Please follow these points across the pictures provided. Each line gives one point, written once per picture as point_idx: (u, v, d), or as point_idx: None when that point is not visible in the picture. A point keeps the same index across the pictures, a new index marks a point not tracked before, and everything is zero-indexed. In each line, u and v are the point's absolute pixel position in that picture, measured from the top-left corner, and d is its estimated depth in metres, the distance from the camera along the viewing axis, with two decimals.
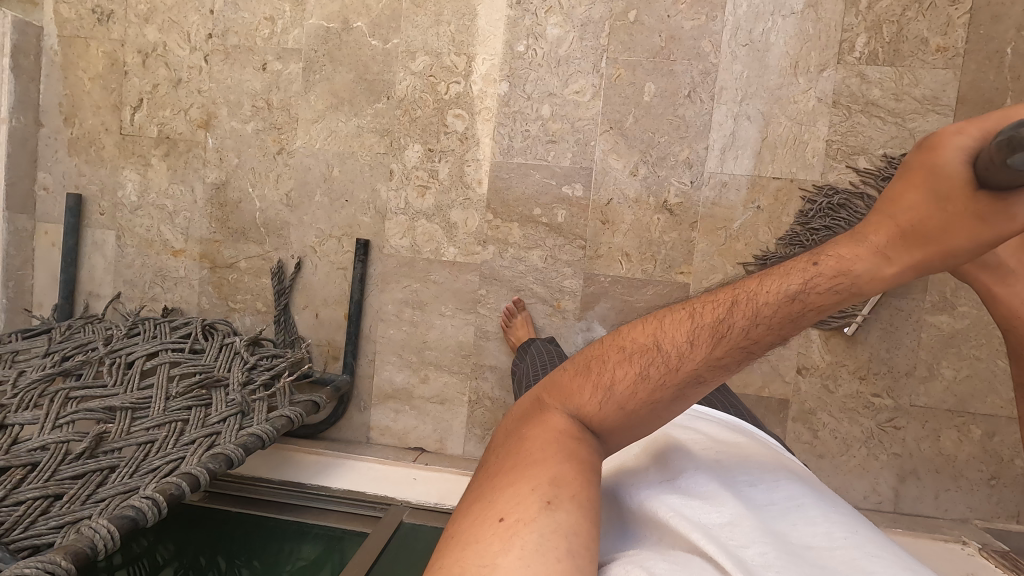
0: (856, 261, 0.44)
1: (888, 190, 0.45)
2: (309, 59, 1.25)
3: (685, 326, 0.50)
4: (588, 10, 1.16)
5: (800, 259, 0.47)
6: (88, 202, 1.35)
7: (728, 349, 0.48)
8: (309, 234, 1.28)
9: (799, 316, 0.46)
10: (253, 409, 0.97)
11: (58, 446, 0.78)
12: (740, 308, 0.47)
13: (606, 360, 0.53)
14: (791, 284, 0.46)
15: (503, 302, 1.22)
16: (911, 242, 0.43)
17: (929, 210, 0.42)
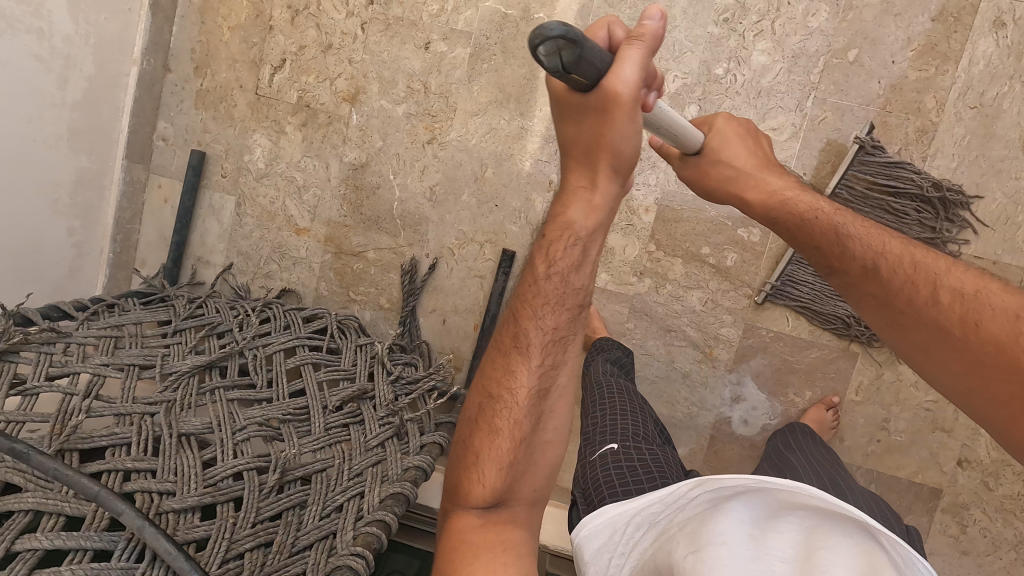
0: (567, 213, 0.63)
1: (564, 141, 0.59)
2: (478, 45, 1.14)
3: (501, 363, 0.68)
4: (804, 42, 1.05)
5: (539, 264, 0.66)
6: (211, 161, 1.25)
7: (536, 353, 0.67)
8: (449, 235, 1.19)
9: (568, 286, 0.66)
10: (408, 432, 0.89)
11: (252, 475, 0.72)
12: (527, 321, 0.67)
13: (479, 436, 0.67)
14: (541, 273, 0.66)
15: (650, 340, 1.16)
16: (584, 159, 0.59)
17: (582, 135, 0.56)
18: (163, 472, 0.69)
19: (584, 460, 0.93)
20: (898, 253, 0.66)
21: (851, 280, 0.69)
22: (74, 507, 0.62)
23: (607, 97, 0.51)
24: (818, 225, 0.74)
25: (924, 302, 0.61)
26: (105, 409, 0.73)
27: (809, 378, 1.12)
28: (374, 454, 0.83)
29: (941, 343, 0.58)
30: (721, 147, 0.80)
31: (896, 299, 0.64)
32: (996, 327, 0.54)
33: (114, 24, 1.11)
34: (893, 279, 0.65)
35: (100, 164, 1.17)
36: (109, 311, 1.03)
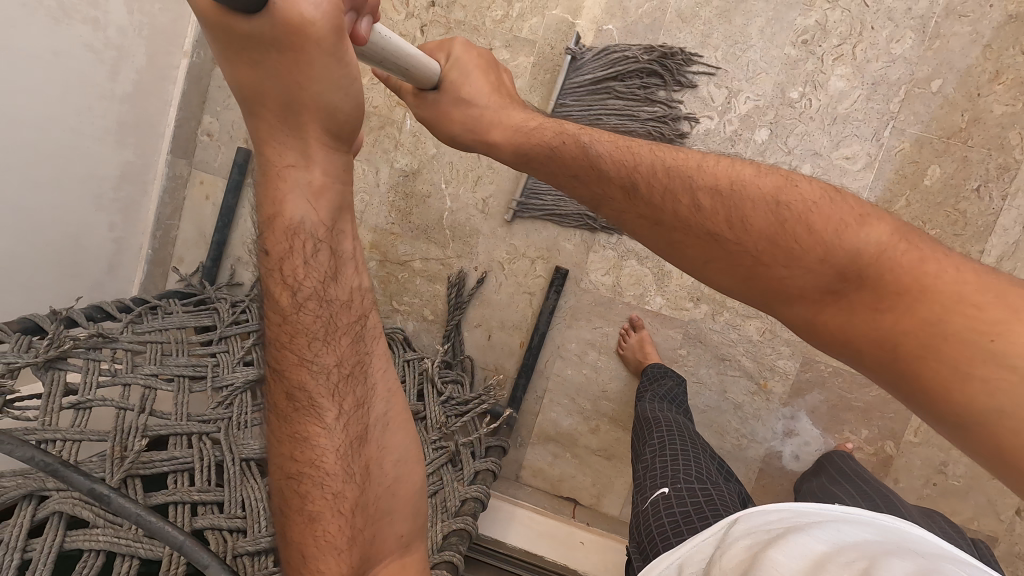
0: (285, 199, 0.54)
1: (256, 102, 0.51)
2: (542, 55, 1.10)
3: (284, 427, 0.56)
4: (885, 69, 1.01)
5: (281, 301, 0.56)
6: (256, 159, 1.22)
7: (328, 404, 0.55)
8: (499, 248, 1.15)
9: (328, 297, 0.56)
10: (461, 459, 0.87)
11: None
12: (298, 371, 0.55)
13: (297, 516, 0.54)
14: (291, 302, 0.55)
15: (703, 368, 1.12)
16: (284, 115, 0.52)
17: (279, 81, 0.49)
18: (230, 505, 0.64)
19: (636, 509, 0.88)
20: (642, 160, 0.62)
21: (616, 204, 0.63)
22: (147, 549, 0.56)
23: (294, 27, 0.46)
24: (568, 150, 0.67)
25: (687, 211, 0.57)
26: (163, 429, 0.69)
27: (867, 416, 1.08)
28: (430, 483, 0.81)
29: (721, 251, 0.55)
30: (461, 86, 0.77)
31: (664, 215, 0.58)
32: (762, 224, 0.53)
33: (168, 15, 1.08)
34: (670, 192, 0.58)
35: (145, 158, 1.14)
36: (152, 313, 0.99)
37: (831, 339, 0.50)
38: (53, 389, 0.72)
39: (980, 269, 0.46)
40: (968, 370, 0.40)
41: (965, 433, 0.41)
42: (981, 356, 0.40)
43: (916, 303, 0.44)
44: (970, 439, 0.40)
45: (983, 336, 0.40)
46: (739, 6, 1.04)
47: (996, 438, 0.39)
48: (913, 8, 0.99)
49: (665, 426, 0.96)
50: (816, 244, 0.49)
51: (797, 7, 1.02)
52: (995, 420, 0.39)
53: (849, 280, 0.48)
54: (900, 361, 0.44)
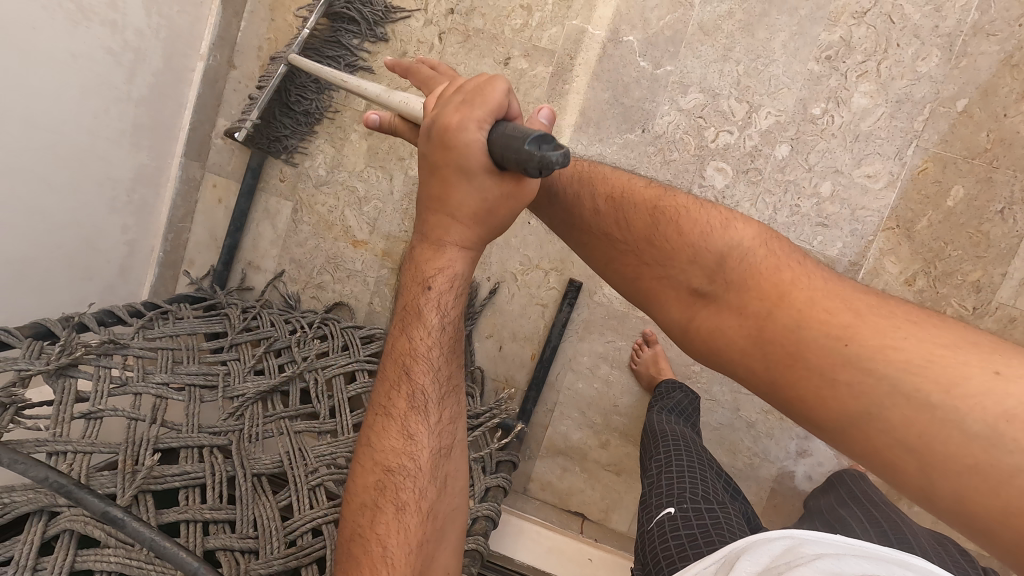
0: (429, 269, 0.59)
1: (432, 189, 0.55)
2: (561, 65, 1.09)
3: (389, 422, 0.59)
4: (911, 86, 0.99)
5: (414, 309, 0.60)
6: (270, 163, 1.21)
7: (433, 411, 0.59)
8: (513, 259, 1.14)
9: (453, 328, 0.61)
10: (472, 475, 0.85)
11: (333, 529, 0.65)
12: (415, 375, 0.59)
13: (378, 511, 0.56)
14: (430, 321, 0.59)
15: (716, 385, 1.10)
16: (443, 217, 0.56)
17: (471, 203, 0.53)
18: (241, 524, 0.62)
19: (642, 528, 0.87)
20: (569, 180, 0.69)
21: (550, 217, 0.68)
22: (159, 571, 0.55)
23: (519, 197, 0.53)
24: None
25: (590, 215, 0.64)
26: (174, 442, 0.69)
27: None
28: None
29: (621, 257, 0.61)
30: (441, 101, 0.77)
31: (576, 219, 0.65)
32: (662, 230, 0.58)
33: (185, 17, 1.07)
34: (597, 210, 0.64)
35: (159, 161, 1.13)
36: (162, 318, 0.99)
37: (704, 340, 0.52)
38: (64, 398, 0.71)
39: (833, 278, 0.49)
40: (837, 375, 0.41)
41: (832, 425, 0.42)
42: (839, 352, 0.42)
43: (776, 307, 0.47)
44: (845, 435, 0.41)
45: (846, 333, 0.42)
46: (762, 19, 1.02)
47: (859, 429, 0.40)
48: (940, 25, 0.97)
49: (672, 440, 0.95)
50: (686, 248, 0.55)
51: (822, 22, 1.01)
52: (864, 420, 0.39)
53: (717, 284, 0.52)
54: (768, 361, 0.46)
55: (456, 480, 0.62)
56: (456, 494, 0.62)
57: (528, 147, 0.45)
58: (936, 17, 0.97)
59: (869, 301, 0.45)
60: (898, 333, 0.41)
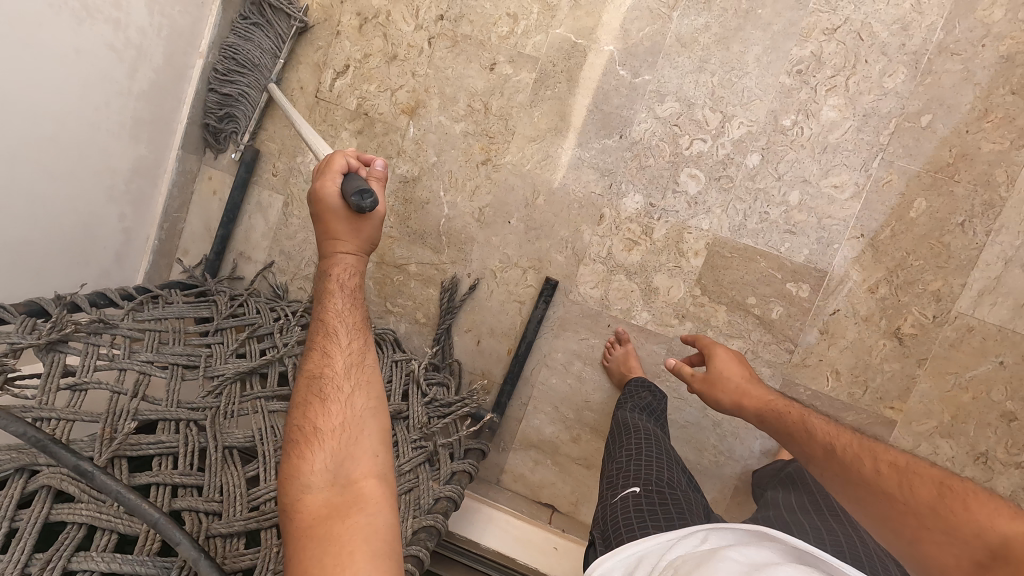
0: (328, 265, 0.82)
1: (319, 227, 0.83)
2: (544, 72, 1.13)
3: (315, 351, 0.75)
4: (878, 101, 1.03)
5: (326, 279, 0.81)
6: (264, 159, 1.26)
7: (344, 336, 0.76)
8: (492, 257, 1.18)
9: (355, 286, 0.82)
10: (439, 459, 0.90)
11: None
12: (330, 318, 0.78)
13: (311, 408, 0.69)
14: (338, 282, 0.81)
15: (685, 384, 1.14)
16: (328, 239, 0.83)
17: (342, 230, 0.82)
18: (208, 490, 0.67)
19: (604, 502, 0.89)
20: (846, 435, 0.71)
21: (810, 454, 0.73)
22: (126, 525, 0.59)
23: (371, 221, 0.82)
24: (790, 421, 0.79)
25: (870, 474, 0.64)
26: (152, 413, 0.73)
27: None
28: (406, 480, 0.83)
29: (854, 492, 0.64)
30: (724, 369, 0.94)
31: (849, 473, 0.66)
32: (891, 476, 0.62)
33: (187, 17, 1.13)
34: (846, 457, 0.68)
35: (157, 154, 1.18)
36: (153, 302, 1.03)
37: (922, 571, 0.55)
38: (52, 369, 0.76)
39: None
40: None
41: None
42: None
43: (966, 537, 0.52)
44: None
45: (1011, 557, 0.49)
46: (737, 33, 1.06)
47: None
48: (907, 44, 1.01)
49: (646, 433, 0.99)
50: (969, 521, 0.53)
51: (794, 38, 1.04)
52: None
53: (998, 559, 0.49)
54: None
55: (375, 389, 0.73)
56: (377, 395, 0.73)
57: (354, 200, 0.73)
58: (903, 35, 1.01)
59: None
60: None
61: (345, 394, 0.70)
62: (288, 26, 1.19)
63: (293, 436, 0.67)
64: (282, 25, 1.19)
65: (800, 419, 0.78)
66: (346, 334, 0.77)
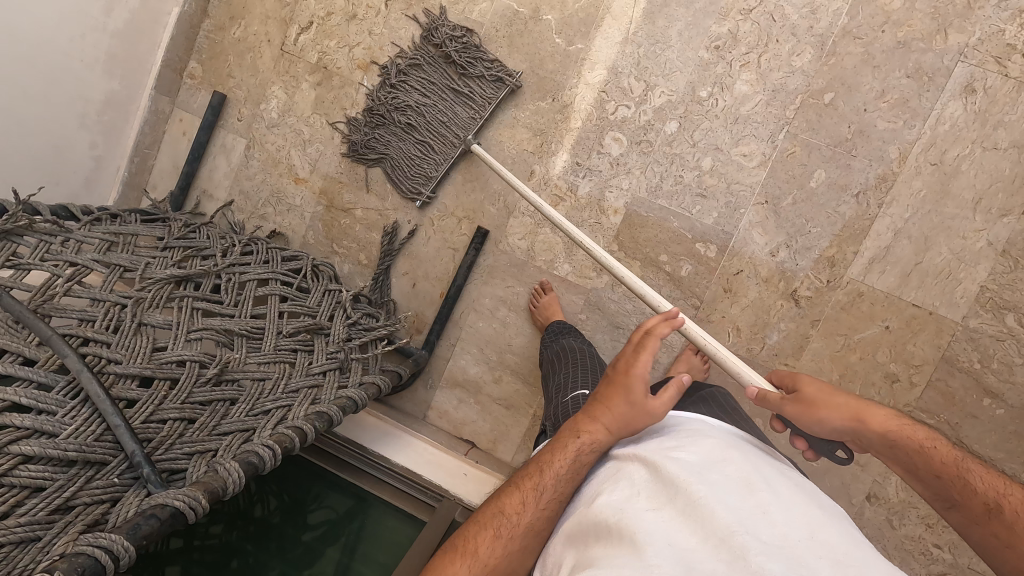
0: (584, 424, 0.71)
1: (601, 393, 0.74)
2: (488, 37, 1.23)
3: (522, 492, 0.67)
4: (785, 78, 1.12)
5: (570, 432, 0.71)
6: (230, 104, 1.36)
7: (552, 501, 0.66)
8: (432, 206, 1.27)
9: (584, 464, 0.68)
10: (351, 369, 0.98)
11: (193, 365, 0.80)
12: (549, 472, 0.67)
13: (484, 530, 0.64)
14: (572, 446, 0.69)
15: (598, 333, 1.22)
16: (595, 404, 0.74)
17: (622, 411, 0.71)
18: (116, 346, 0.77)
19: (553, 403, 0.98)
20: (1018, 503, 0.61)
21: (959, 502, 0.65)
22: (32, 351, 0.71)
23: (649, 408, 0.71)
24: (937, 452, 0.68)
25: (977, 486, 0.65)
26: (82, 291, 0.84)
27: (739, 394, 1.17)
28: (313, 378, 0.91)
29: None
30: (820, 387, 0.77)
31: (952, 483, 0.66)
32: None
33: None
34: (1012, 526, 0.60)
35: (130, 90, 1.29)
36: (110, 220, 1.14)
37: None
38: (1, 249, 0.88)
39: None
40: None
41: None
42: None
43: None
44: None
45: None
46: (662, 9, 1.16)
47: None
48: (815, 26, 1.10)
49: (590, 351, 1.09)
50: None
51: (713, 16, 1.13)
52: None
53: None
54: None
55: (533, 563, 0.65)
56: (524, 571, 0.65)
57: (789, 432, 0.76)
58: (812, 18, 1.10)
59: None
60: None
61: (510, 550, 0.63)
62: (497, 89, 1.20)
63: (450, 544, 0.64)
64: (491, 89, 1.20)
65: (958, 463, 0.67)
66: (550, 502, 0.66)
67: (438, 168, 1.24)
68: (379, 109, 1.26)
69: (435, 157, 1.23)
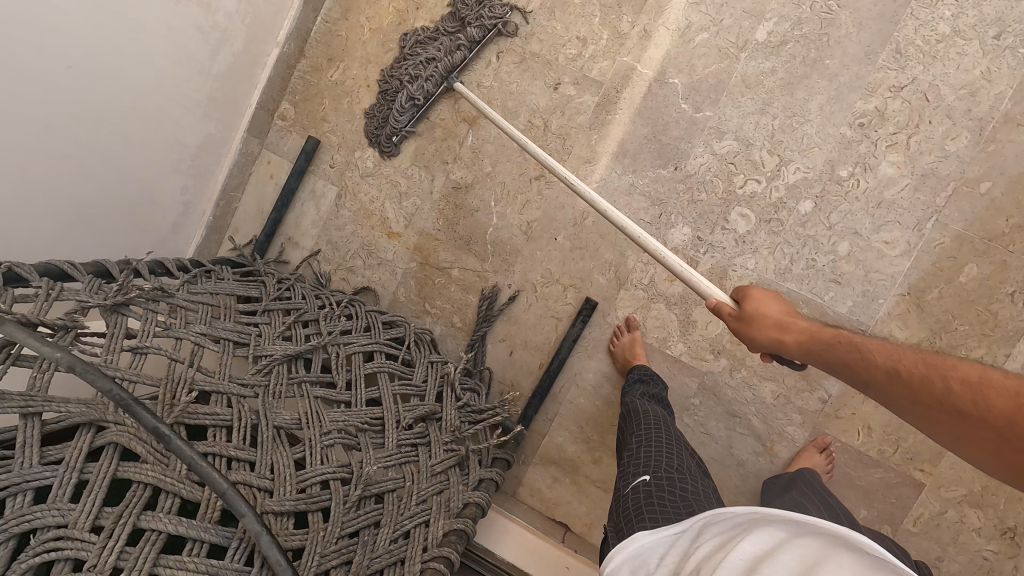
0: None
1: None
2: (607, 96, 1.16)
3: None
4: (937, 162, 1.04)
5: None
6: (323, 150, 1.30)
7: None
8: (535, 271, 1.20)
9: None
10: (469, 464, 0.90)
11: (337, 484, 0.73)
12: None
13: None
14: None
15: (713, 421, 1.14)
16: None
17: None
18: (260, 467, 0.71)
19: (617, 494, 0.87)
20: (914, 362, 0.61)
21: (866, 379, 0.66)
22: (189, 490, 0.62)
23: None
24: (836, 339, 0.72)
25: (869, 353, 0.67)
26: (208, 385, 0.75)
27: (867, 497, 1.10)
28: (437, 480, 0.83)
29: (968, 430, 0.53)
30: (756, 304, 0.84)
31: (849, 360, 0.69)
32: (1002, 403, 0.50)
33: (271, 7, 1.18)
34: (910, 380, 0.60)
35: (224, 133, 1.22)
36: (205, 276, 1.06)
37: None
38: (116, 330, 0.79)
39: None
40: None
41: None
42: None
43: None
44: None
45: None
46: (803, 80, 1.08)
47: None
48: (973, 110, 1.02)
49: (652, 419, 0.98)
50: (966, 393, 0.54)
51: (859, 91, 1.06)
52: None
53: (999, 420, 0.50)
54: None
55: None
56: None
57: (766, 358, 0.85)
58: (970, 100, 1.02)
59: None
60: None
61: None
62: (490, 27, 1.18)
63: None
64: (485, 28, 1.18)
65: (859, 345, 0.69)
66: None
67: (415, 112, 1.21)
68: (390, 84, 1.22)
69: (414, 100, 1.20)
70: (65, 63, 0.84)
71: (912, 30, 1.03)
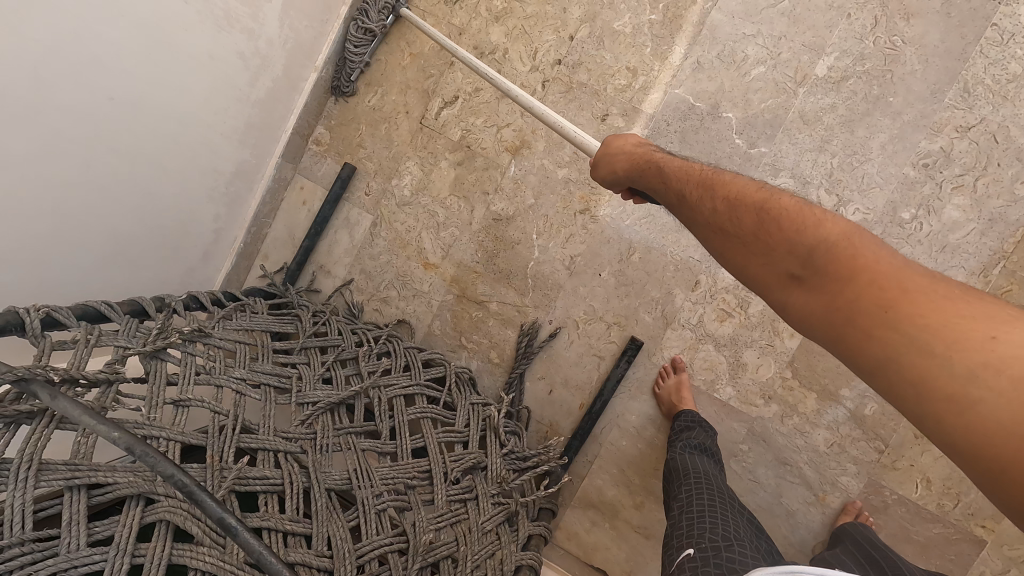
0: None
1: None
2: (657, 130, 1.12)
3: None
4: (1005, 207, 0.99)
5: None
6: (359, 177, 1.26)
7: None
8: (578, 307, 1.16)
9: None
10: (518, 520, 0.85)
11: (395, 557, 0.70)
12: None
13: None
14: None
15: (762, 468, 1.09)
16: None
17: None
18: (317, 540, 0.67)
19: (667, 570, 0.82)
20: (733, 189, 0.60)
21: (684, 207, 0.66)
22: None
23: None
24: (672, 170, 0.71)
25: (696, 186, 0.65)
26: (253, 443, 0.73)
27: (924, 553, 1.03)
28: (489, 542, 0.79)
29: (728, 245, 0.57)
30: (611, 147, 0.83)
31: (681, 192, 0.67)
32: (813, 240, 0.49)
33: (311, 32, 1.15)
34: (733, 216, 0.58)
35: (259, 159, 1.19)
36: (240, 311, 1.02)
37: (797, 320, 0.49)
38: (156, 380, 0.75)
39: (926, 273, 0.43)
40: (946, 355, 0.37)
41: (949, 435, 0.35)
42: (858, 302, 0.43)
43: (848, 283, 0.45)
44: (943, 426, 0.36)
45: (910, 317, 0.40)
46: (864, 118, 1.04)
47: (986, 438, 0.34)
48: None
49: (693, 476, 0.93)
50: (785, 238, 0.51)
51: (924, 130, 1.01)
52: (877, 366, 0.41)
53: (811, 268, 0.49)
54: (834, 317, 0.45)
55: None
56: None
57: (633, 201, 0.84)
58: None
59: (945, 288, 0.41)
60: (959, 315, 0.38)
61: None
62: None
63: None
64: None
65: (686, 173, 0.69)
66: None
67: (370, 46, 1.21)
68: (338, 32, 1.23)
69: (370, 32, 1.20)
70: (107, 96, 0.80)
71: (982, 69, 0.98)
